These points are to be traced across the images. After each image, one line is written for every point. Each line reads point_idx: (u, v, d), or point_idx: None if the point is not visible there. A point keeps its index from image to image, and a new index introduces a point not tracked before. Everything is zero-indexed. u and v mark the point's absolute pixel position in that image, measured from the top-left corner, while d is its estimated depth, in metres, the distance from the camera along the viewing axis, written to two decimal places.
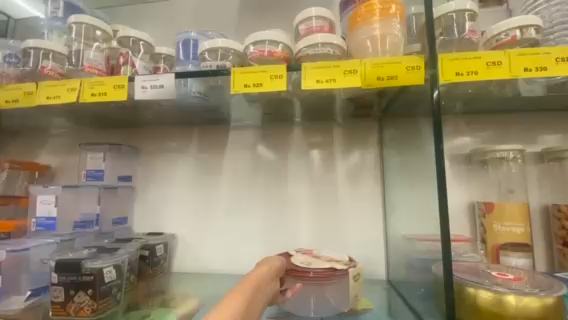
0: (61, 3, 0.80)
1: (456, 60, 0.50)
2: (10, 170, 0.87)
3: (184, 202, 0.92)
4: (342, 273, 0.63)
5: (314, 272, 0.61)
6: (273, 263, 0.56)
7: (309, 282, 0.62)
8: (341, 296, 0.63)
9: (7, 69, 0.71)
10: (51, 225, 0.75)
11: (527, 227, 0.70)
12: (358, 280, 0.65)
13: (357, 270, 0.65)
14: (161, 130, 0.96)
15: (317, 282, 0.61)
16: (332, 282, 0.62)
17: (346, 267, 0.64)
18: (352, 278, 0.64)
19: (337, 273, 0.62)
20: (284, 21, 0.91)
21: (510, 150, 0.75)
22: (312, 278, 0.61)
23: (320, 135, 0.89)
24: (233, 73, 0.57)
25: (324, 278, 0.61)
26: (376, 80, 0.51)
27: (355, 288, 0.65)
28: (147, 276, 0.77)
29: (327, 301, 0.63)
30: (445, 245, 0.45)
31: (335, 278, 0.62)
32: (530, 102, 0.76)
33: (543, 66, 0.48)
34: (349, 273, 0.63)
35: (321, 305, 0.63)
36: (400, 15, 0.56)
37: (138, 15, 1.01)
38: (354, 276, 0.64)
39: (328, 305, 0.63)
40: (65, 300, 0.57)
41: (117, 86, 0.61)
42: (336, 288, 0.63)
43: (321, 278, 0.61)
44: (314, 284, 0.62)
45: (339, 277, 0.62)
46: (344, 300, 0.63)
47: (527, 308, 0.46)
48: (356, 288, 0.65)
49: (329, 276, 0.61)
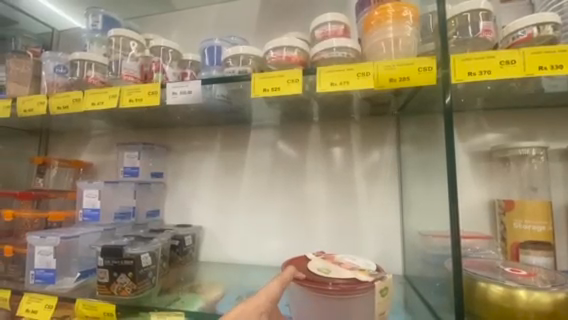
0: (100, 17, 0.89)
1: (468, 59, 0.51)
2: (59, 166, 0.99)
3: (210, 197, 0.99)
4: (367, 288, 0.53)
5: (337, 285, 0.52)
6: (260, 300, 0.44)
7: (329, 296, 0.53)
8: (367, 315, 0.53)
9: (57, 78, 0.80)
10: (94, 216, 0.84)
11: (549, 226, 0.69)
12: (385, 295, 0.55)
13: (384, 284, 0.54)
14: (188, 130, 1.03)
15: (339, 294, 0.52)
16: (355, 298, 0.52)
17: (371, 280, 0.53)
18: (378, 293, 0.53)
19: (362, 288, 0.52)
20: (302, 23, 0.95)
21: (533, 148, 0.72)
22: (332, 290, 0.52)
23: (338, 133, 0.92)
24: (253, 78, 0.62)
25: (346, 290, 0.52)
26: (388, 82, 0.53)
27: (381, 305, 0.54)
28: (178, 264, 0.85)
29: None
30: (455, 244, 0.47)
31: (357, 292, 0.52)
32: (555, 97, 0.74)
33: (558, 64, 0.48)
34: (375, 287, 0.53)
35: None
36: (413, 18, 0.58)
37: (166, 23, 1.09)
38: (380, 291, 0.53)
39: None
40: (109, 281, 0.65)
41: (151, 92, 0.68)
42: (359, 306, 0.53)
43: (343, 292, 0.52)
44: (335, 298, 0.52)
45: (364, 292, 0.52)
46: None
47: (538, 303, 0.47)
48: (382, 306, 0.54)
49: (353, 291, 0.52)
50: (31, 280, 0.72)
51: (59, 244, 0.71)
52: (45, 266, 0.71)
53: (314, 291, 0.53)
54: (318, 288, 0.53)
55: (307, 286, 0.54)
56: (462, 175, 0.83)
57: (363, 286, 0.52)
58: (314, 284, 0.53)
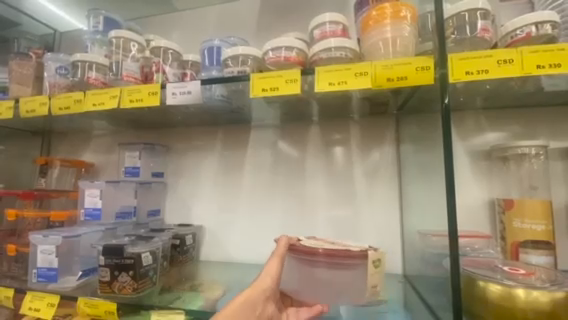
0: (101, 18, 0.90)
1: (466, 59, 0.51)
2: (61, 166, 1.00)
3: (210, 196, 1.00)
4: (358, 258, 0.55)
5: (325, 251, 0.56)
6: (264, 282, 0.54)
7: (321, 261, 0.57)
8: (358, 284, 0.55)
9: (59, 79, 0.81)
10: (96, 215, 0.84)
11: (549, 225, 0.69)
12: (378, 267, 0.56)
13: (377, 256, 0.55)
14: (189, 130, 1.04)
15: (329, 261, 0.56)
16: (346, 266, 0.56)
17: (363, 251, 0.55)
18: (370, 263, 0.54)
19: (353, 255, 0.55)
20: (301, 24, 0.95)
21: (533, 146, 0.72)
22: (323, 255, 0.57)
23: (338, 132, 0.92)
24: (252, 78, 0.62)
25: (336, 257, 0.56)
26: (386, 81, 0.53)
27: (374, 277, 0.55)
28: (179, 263, 0.86)
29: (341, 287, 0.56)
30: (452, 243, 0.47)
31: (349, 260, 0.55)
32: (556, 96, 0.74)
33: (557, 63, 0.48)
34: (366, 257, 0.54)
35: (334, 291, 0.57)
36: (411, 17, 0.58)
37: (167, 24, 1.09)
38: (373, 262, 0.55)
39: (340, 291, 0.56)
40: (111, 279, 0.66)
41: (151, 93, 0.69)
42: (351, 274, 0.56)
43: (332, 257, 0.56)
44: (326, 265, 0.57)
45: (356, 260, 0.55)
46: (361, 289, 0.55)
47: (536, 301, 0.47)
48: (374, 278, 0.55)
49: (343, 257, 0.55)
50: (33, 279, 0.73)
51: (61, 243, 0.72)
52: (47, 265, 0.72)
53: (307, 259, 0.58)
54: (310, 255, 0.58)
55: (300, 254, 0.59)
56: (462, 173, 0.83)
57: (354, 254, 0.55)
58: (307, 251, 0.58)
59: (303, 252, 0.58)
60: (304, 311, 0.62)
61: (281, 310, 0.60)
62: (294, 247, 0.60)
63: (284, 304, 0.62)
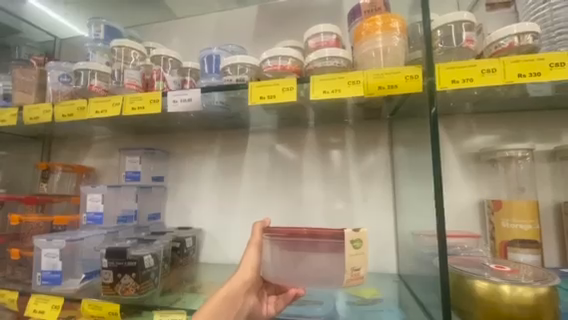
0: (102, 27, 0.92)
1: (452, 68, 0.54)
2: (63, 171, 1.02)
3: (209, 199, 1.02)
4: (334, 239, 0.48)
5: (308, 230, 0.50)
6: (244, 276, 0.59)
7: (300, 242, 0.51)
8: (336, 269, 0.48)
9: (62, 88, 0.83)
10: (98, 219, 0.86)
11: (535, 225, 0.72)
12: (359, 249, 0.47)
13: (356, 235, 0.47)
14: (187, 135, 1.06)
15: (309, 242, 0.50)
16: (324, 247, 0.49)
17: (340, 229, 0.48)
18: (347, 244, 0.47)
19: (328, 235, 0.48)
20: (297, 31, 0.98)
21: (519, 150, 0.75)
22: (305, 235, 0.50)
23: (334, 136, 0.95)
24: (250, 87, 0.65)
25: (314, 238, 0.49)
26: (377, 90, 0.56)
27: (354, 259, 0.47)
28: (180, 265, 0.87)
29: (319, 272, 0.49)
30: (441, 243, 0.49)
31: (325, 239, 0.48)
32: (541, 101, 0.77)
33: (537, 71, 0.51)
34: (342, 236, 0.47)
35: (312, 277, 0.49)
36: (401, 29, 0.61)
37: (166, 31, 1.12)
38: (351, 242, 0.47)
39: (318, 277, 0.49)
40: (113, 281, 0.68)
41: (152, 100, 0.71)
42: (329, 257, 0.48)
43: (315, 237, 0.49)
44: (307, 247, 0.50)
45: (333, 240, 0.48)
46: (340, 274, 0.47)
47: (521, 297, 0.50)
48: (355, 260, 0.47)
49: (321, 238, 0.48)
50: (37, 282, 0.75)
51: (65, 246, 0.74)
52: (51, 268, 0.74)
53: (284, 241, 0.52)
54: (289, 236, 0.51)
55: (278, 236, 0.53)
56: (453, 175, 0.86)
57: (331, 234, 0.48)
58: (287, 233, 0.52)
59: (281, 233, 0.52)
60: (283, 300, 0.66)
61: (263, 299, 0.65)
62: (272, 229, 0.54)
63: (267, 293, 0.66)
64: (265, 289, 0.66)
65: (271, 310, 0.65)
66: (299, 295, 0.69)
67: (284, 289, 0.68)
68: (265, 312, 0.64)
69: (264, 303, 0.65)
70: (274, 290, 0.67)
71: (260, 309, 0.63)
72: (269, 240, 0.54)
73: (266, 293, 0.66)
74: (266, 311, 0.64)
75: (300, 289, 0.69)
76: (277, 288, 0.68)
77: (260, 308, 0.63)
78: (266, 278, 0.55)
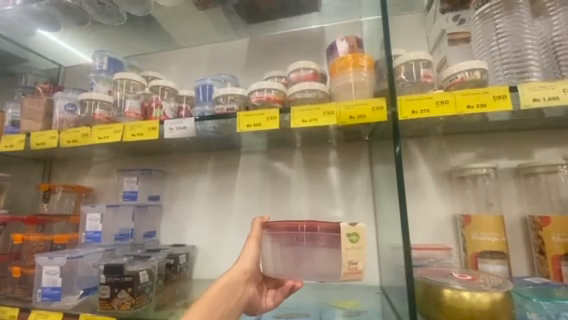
0: (105, 59, 1.00)
1: (411, 101, 0.64)
2: (63, 191, 1.07)
3: (203, 218, 1.07)
4: (332, 232, 0.54)
5: (305, 225, 0.57)
6: (244, 265, 0.64)
7: (298, 237, 0.57)
8: (333, 262, 0.54)
9: (68, 116, 0.92)
10: (96, 237, 0.91)
11: (502, 236, 0.77)
12: (355, 243, 0.53)
13: (352, 229, 0.53)
14: (183, 155, 1.13)
15: (308, 236, 0.56)
16: (319, 243, 0.55)
17: (337, 224, 0.54)
18: (344, 237, 0.53)
19: (325, 228, 0.55)
20: (284, 61, 1.09)
21: (484, 167, 0.83)
22: (303, 230, 0.57)
23: (319, 155, 1.03)
24: (239, 116, 0.73)
25: (312, 231, 0.56)
26: (348, 119, 0.65)
27: (350, 252, 0.53)
28: (173, 281, 0.92)
29: (319, 269, 0.55)
30: (407, 255, 0.51)
31: (322, 232, 0.55)
32: (502, 124, 0.87)
33: (482, 103, 0.61)
34: (338, 230, 0.53)
35: (310, 274, 0.55)
36: (368, 66, 0.73)
37: (165, 60, 1.22)
38: (347, 236, 0.53)
39: (317, 272, 0.55)
40: (111, 296, 0.73)
41: (151, 128, 0.80)
42: (327, 251, 0.55)
43: (312, 231, 0.56)
44: (305, 242, 0.56)
45: (329, 234, 0.55)
46: (338, 268, 0.53)
47: (479, 302, 0.55)
48: (350, 254, 0.53)
49: (318, 231, 0.55)
50: (38, 298, 0.79)
51: (65, 264, 0.79)
52: (52, 285, 0.78)
53: (284, 236, 0.58)
54: (289, 231, 0.58)
55: (279, 231, 0.59)
56: (428, 191, 0.93)
57: (328, 228, 0.55)
58: (286, 229, 0.58)
59: (282, 228, 0.58)
60: (280, 293, 0.72)
61: (262, 292, 0.71)
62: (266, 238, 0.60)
63: (266, 287, 0.72)
64: (265, 283, 0.72)
65: (269, 303, 0.70)
66: (296, 288, 0.74)
67: (281, 283, 0.74)
68: (264, 304, 0.69)
69: (264, 296, 0.70)
70: (274, 284, 0.73)
71: (259, 301, 0.68)
72: (271, 235, 0.60)
73: (266, 287, 0.72)
74: (265, 303, 0.70)
75: (296, 282, 0.73)
76: (276, 283, 0.74)
77: (259, 302, 0.68)
78: (268, 274, 0.60)
